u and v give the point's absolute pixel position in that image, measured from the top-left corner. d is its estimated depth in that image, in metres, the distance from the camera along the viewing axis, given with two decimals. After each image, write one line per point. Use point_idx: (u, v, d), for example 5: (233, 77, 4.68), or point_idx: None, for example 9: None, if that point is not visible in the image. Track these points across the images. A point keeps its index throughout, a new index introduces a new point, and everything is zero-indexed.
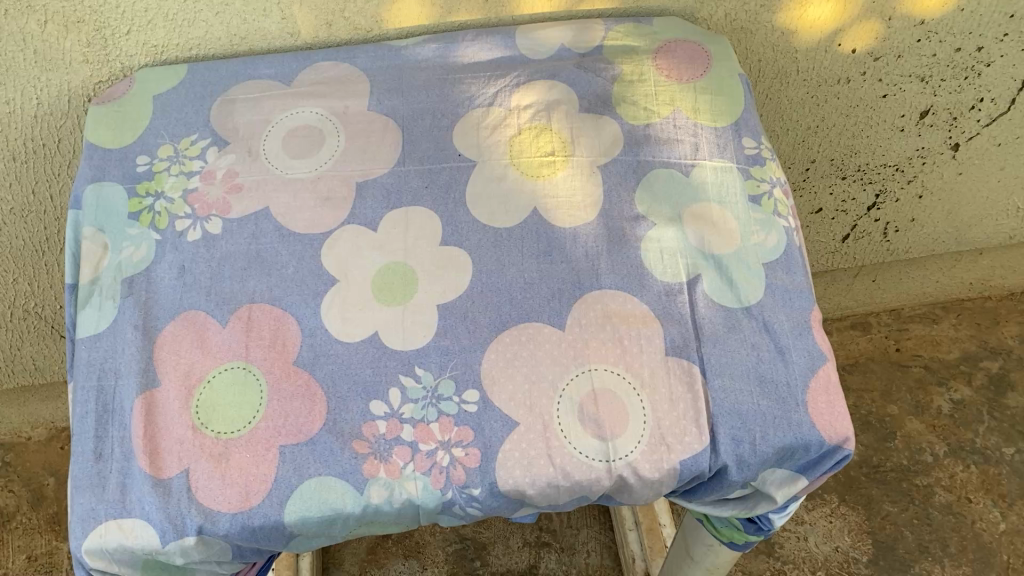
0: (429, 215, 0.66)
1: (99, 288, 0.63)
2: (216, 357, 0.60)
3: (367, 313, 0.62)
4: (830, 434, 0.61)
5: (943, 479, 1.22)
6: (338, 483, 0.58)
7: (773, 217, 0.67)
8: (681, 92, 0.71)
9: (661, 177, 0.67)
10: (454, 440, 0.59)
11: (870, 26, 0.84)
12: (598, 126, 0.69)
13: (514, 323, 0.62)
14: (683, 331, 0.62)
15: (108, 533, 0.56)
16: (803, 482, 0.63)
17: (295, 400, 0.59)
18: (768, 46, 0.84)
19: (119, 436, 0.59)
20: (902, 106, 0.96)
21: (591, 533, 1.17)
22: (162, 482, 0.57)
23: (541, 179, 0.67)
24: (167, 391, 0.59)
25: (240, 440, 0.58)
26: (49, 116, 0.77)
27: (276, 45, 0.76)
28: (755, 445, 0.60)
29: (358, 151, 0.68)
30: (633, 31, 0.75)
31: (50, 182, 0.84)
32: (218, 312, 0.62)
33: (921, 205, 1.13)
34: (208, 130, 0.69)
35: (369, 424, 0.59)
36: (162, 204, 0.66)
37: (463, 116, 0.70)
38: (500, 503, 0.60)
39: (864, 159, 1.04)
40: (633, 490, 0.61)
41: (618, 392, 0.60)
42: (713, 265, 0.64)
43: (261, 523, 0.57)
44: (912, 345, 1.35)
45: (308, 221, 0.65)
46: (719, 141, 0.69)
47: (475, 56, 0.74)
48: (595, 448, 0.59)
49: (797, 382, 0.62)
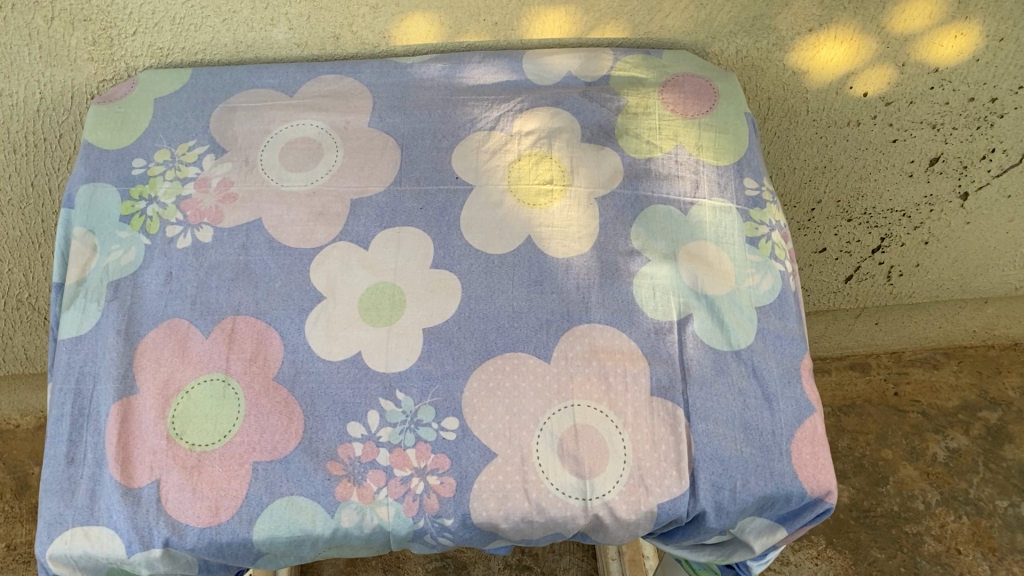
0: (421, 237, 0.65)
1: (85, 290, 0.63)
2: (197, 367, 0.60)
3: (352, 333, 0.61)
4: (812, 486, 0.60)
5: (934, 528, 1.21)
6: (309, 504, 0.57)
7: (769, 261, 0.66)
8: (686, 127, 0.70)
9: (660, 213, 0.67)
10: (430, 468, 0.58)
11: (883, 71, 0.83)
12: (599, 157, 0.69)
13: (499, 353, 0.61)
14: (671, 372, 0.61)
15: (75, 540, 0.56)
16: (782, 532, 0.62)
17: (272, 416, 0.59)
18: (779, 84, 0.83)
19: (93, 442, 0.58)
20: (912, 152, 0.95)
21: (574, 559, 1.16)
22: (132, 492, 0.57)
23: (538, 207, 0.66)
24: (145, 400, 0.59)
25: (214, 454, 0.58)
26: (52, 112, 0.77)
27: (283, 55, 0.75)
28: (735, 493, 0.59)
29: (356, 168, 0.67)
30: (641, 63, 0.74)
31: (50, 176, 0.84)
32: (201, 322, 0.61)
33: (926, 251, 1.12)
34: (207, 137, 0.68)
35: (346, 446, 0.58)
36: (155, 209, 0.65)
37: (464, 138, 0.69)
38: (472, 534, 0.59)
39: (870, 203, 1.02)
40: (608, 530, 0.60)
41: (599, 429, 0.59)
42: (706, 306, 0.64)
43: (229, 540, 0.57)
44: (911, 390, 1.33)
45: (300, 235, 0.64)
46: (720, 180, 0.68)
47: (481, 79, 0.73)
48: (573, 486, 0.59)
49: (782, 432, 0.61)
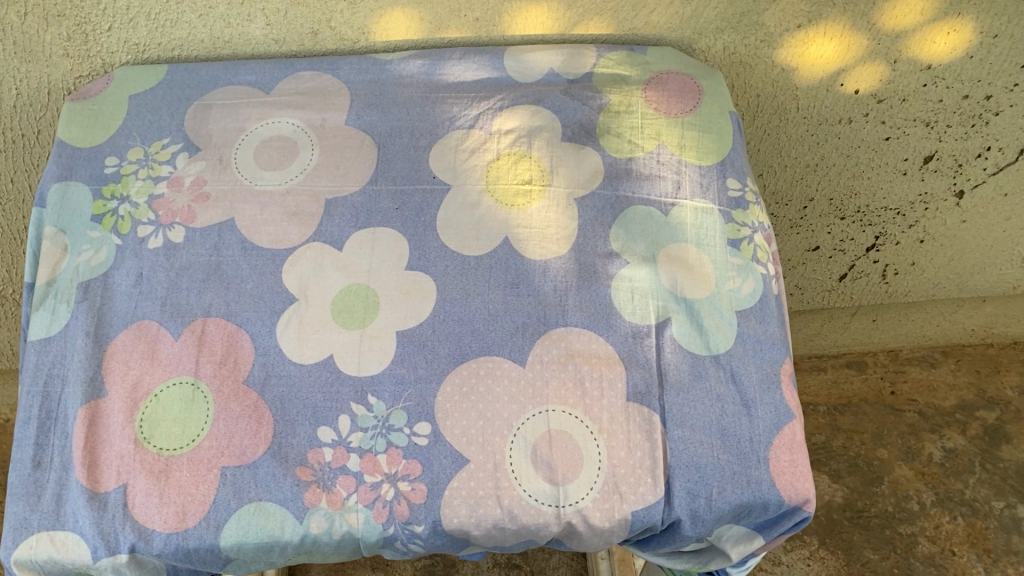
0: (397, 238, 0.64)
1: (55, 291, 0.62)
2: (166, 371, 0.59)
3: (324, 336, 0.61)
4: (790, 494, 0.59)
5: (928, 529, 1.20)
6: (278, 510, 0.56)
7: (751, 264, 0.65)
8: (669, 126, 0.69)
9: (640, 214, 0.65)
10: (401, 474, 0.58)
11: (874, 68, 0.81)
12: (579, 157, 0.67)
13: (473, 357, 0.61)
14: (647, 377, 0.60)
15: (40, 545, 0.55)
16: (760, 540, 0.61)
17: (242, 421, 0.58)
18: (768, 81, 0.82)
19: (60, 445, 0.57)
20: (906, 149, 0.93)
21: (563, 558, 1.16)
22: (98, 497, 0.56)
23: (516, 208, 0.65)
24: (113, 402, 0.58)
25: (181, 459, 0.57)
26: (28, 108, 0.76)
27: (261, 51, 0.74)
28: (710, 501, 0.58)
29: (331, 167, 0.66)
30: (625, 60, 0.73)
31: (29, 173, 0.83)
32: (171, 324, 0.60)
33: (922, 250, 1.10)
34: (181, 135, 0.67)
35: (316, 451, 0.58)
36: (126, 208, 0.64)
37: (442, 137, 0.68)
38: (444, 541, 0.59)
39: (864, 200, 1.01)
40: (582, 537, 0.59)
41: (573, 435, 0.58)
42: (685, 310, 0.62)
43: (196, 546, 0.56)
44: (907, 389, 1.32)
45: (273, 236, 0.63)
46: (703, 180, 0.67)
47: (461, 76, 0.72)
48: (546, 493, 0.58)
49: (760, 439, 0.60)
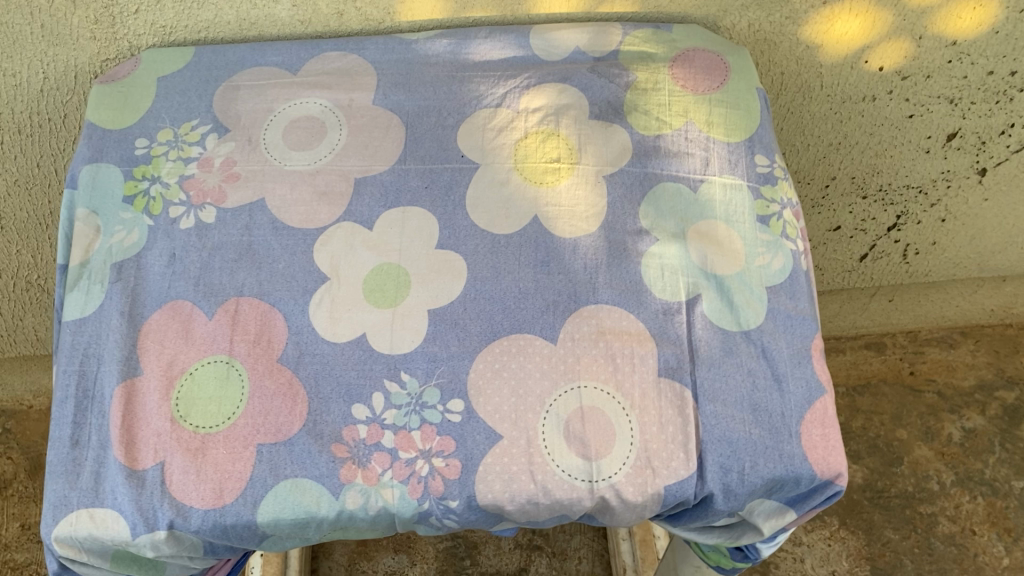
0: (426, 217, 0.64)
1: (89, 272, 0.62)
2: (200, 349, 0.59)
3: (356, 314, 0.61)
4: (822, 468, 0.59)
5: (948, 509, 1.20)
6: (313, 486, 0.57)
7: (781, 240, 0.65)
8: (696, 104, 0.69)
9: (668, 191, 0.65)
10: (435, 450, 0.58)
11: (899, 44, 0.81)
12: (607, 135, 0.67)
13: (505, 334, 0.61)
14: (679, 353, 0.60)
15: (79, 523, 0.56)
16: (792, 515, 0.61)
17: (276, 398, 0.58)
18: (792, 58, 0.82)
19: (97, 424, 0.58)
20: (929, 127, 0.92)
21: (585, 539, 1.17)
22: (136, 474, 0.56)
23: (544, 186, 0.66)
24: (149, 381, 0.58)
25: (218, 436, 0.57)
26: (55, 92, 0.76)
27: (287, 32, 0.74)
28: (743, 476, 0.58)
29: (360, 147, 0.66)
30: (651, 38, 0.73)
31: (55, 157, 0.83)
32: (205, 303, 0.61)
33: (943, 229, 1.10)
34: (210, 116, 0.67)
35: (350, 428, 0.58)
36: (158, 189, 0.64)
37: (470, 115, 0.68)
38: (477, 516, 0.59)
39: (886, 179, 1.00)
40: (615, 512, 0.60)
41: (605, 411, 0.59)
42: (715, 286, 0.62)
43: (234, 522, 0.56)
44: (926, 369, 1.32)
45: (304, 216, 0.64)
46: (731, 157, 0.67)
47: (487, 55, 0.72)
48: (579, 468, 0.58)
49: (792, 413, 0.60)
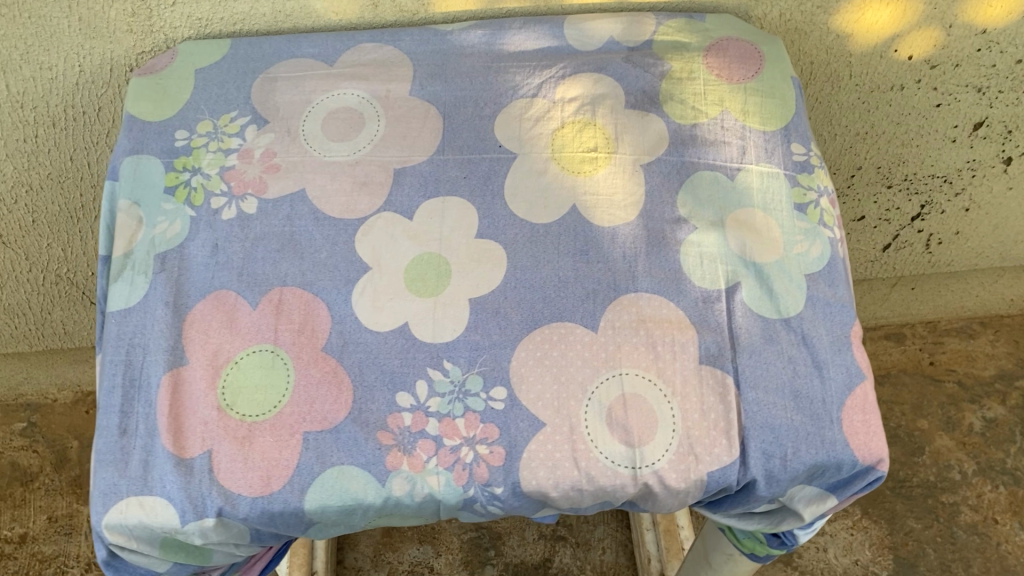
0: (466, 207, 0.65)
1: (132, 262, 0.63)
2: (245, 339, 0.60)
3: (398, 303, 0.61)
4: (864, 454, 0.59)
5: (970, 498, 1.20)
6: (360, 474, 0.57)
7: (818, 228, 0.65)
8: (731, 93, 0.69)
9: (706, 179, 0.66)
10: (479, 437, 0.58)
11: (929, 33, 0.81)
12: (644, 124, 0.68)
13: (546, 323, 0.61)
14: (720, 340, 0.61)
15: (129, 510, 0.56)
16: (832, 500, 0.62)
17: (321, 386, 0.59)
18: (823, 48, 0.82)
19: (144, 413, 0.58)
20: (956, 116, 0.93)
21: (608, 529, 1.17)
22: (185, 462, 0.57)
23: (582, 175, 0.66)
24: (195, 370, 0.59)
25: (265, 424, 0.58)
26: (91, 85, 0.77)
27: (321, 24, 0.75)
28: (785, 462, 0.59)
29: (398, 138, 0.67)
30: (684, 28, 0.73)
31: (89, 150, 0.84)
32: (249, 293, 0.61)
33: (967, 219, 1.10)
34: (249, 108, 0.68)
35: (395, 416, 0.58)
36: (199, 180, 0.65)
37: (506, 106, 0.69)
38: (521, 502, 0.59)
39: (912, 169, 1.01)
40: (658, 498, 0.60)
41: (648, 398, 0.59)
42: (754, 274, 0.63)
43: (281, 509, 0.57)
44: (946, 359, 1.32)
45: (344, 206, 0.64)
46: (768, 145, 0.67)
47: (521, 45, 0.72)
48: (622, 455, 0.58)
49: (833, 400, 0.60)
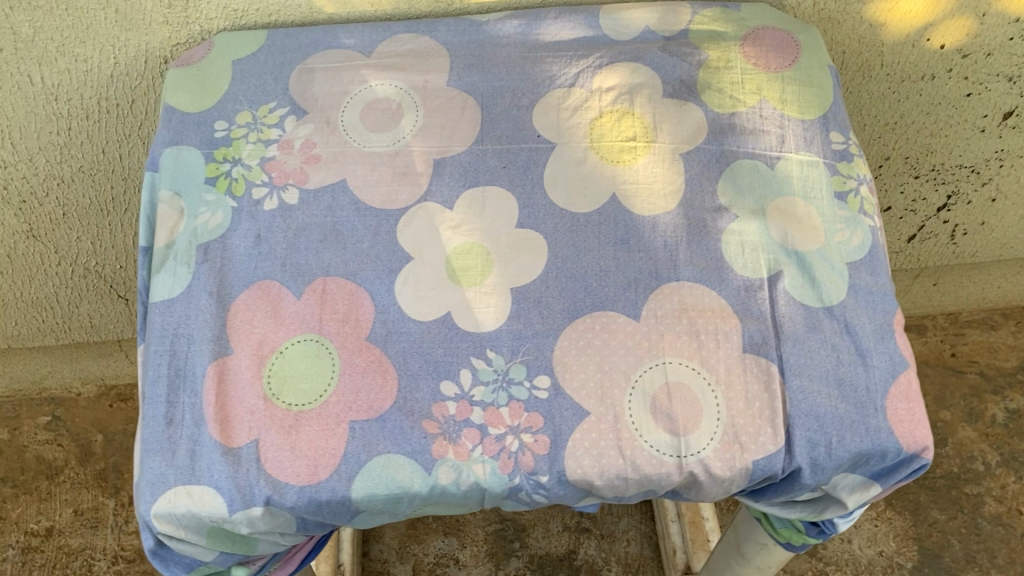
0: (505, 197, 0.65)
1: (175, 253, 0.63)
2: (290, 328, 0.60)
3: (440, 293, 0.61)
4: (908, 442, 0.59)
5: (994, 489, 1.20)
6: (407, 462, 0.57)
7: (859, 216, 0.65)
8: (769, 82, 0.69)
9: (746, 168, 0.66)
10: (524, 426, 0.58)
11: (963, 22, 0.81)
12: (682, 113, 0.68)
13: (589, 312, 0.61)
14: (763, 328, 0.61)
15: (177, 499, 0.56)
16: (876, 488, 0.62)
17: (366, 375, 0.59)
18: (855, 37, 0.82)
19: (190, 403, 0.58)
20: (986, 106, 0.92)
21: (632, 521, 1.18)
22: (232, 451, 0.57)
23: (621, 164, 0.66)
24: (240, 360, 0.59)
25: (311, 413, 0.58)
26: (125, 77, 0.77)
27: (356, 15, 0.75)
28: (830, 450, 0.59)
29: (437, 128, 0.67)
30: (720, 17, 0.73)
31: (121, 143, 0.84)
32: (292, 283, 0.61)
33: (993, 209, 1.10)
34: (287, 99, 0.68)
35: (440, 405, 0.58)
36: (240, 171, 0.65)
37: (544, 95, 0.69)
38: (566, 491, 0.59)
39: (939, 159, 1.00)
40: (702, 487, 0.60)
41: (692, 386, 0.59)
42: (796, 262, 0.63)
43: (328, 498, 0.57)
44: (968, 350, 1.32)
45: (385, 197, 0.64)
46: (807, 134, 0.67)
47: (557, 35, 0.72)
48: (667, 443, 0.58)
49: (877, 388, 0.60)
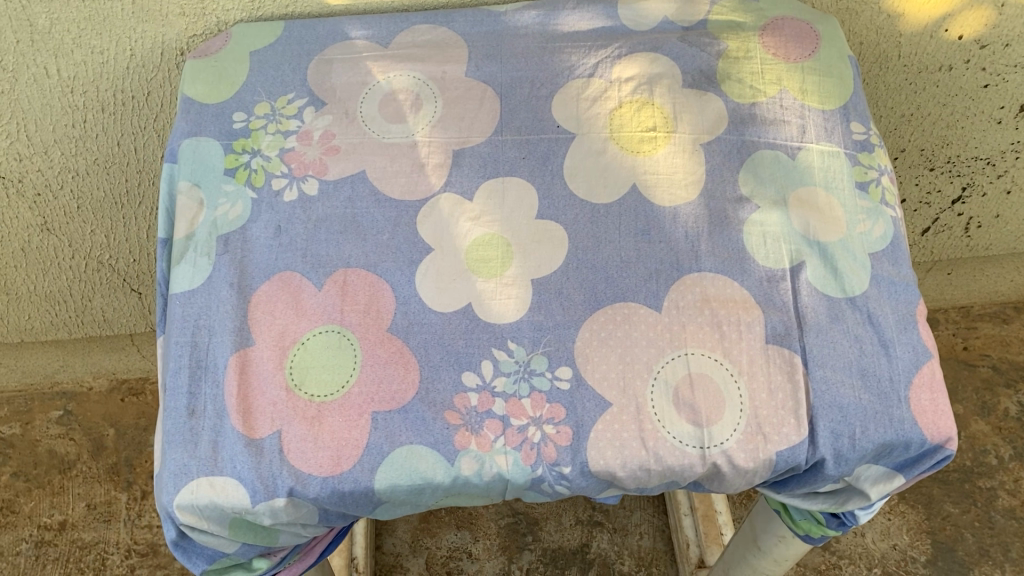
0: (525, 187, 0.65)
1: (195, 244, 0.62)
2: (311, 319, 0.60)
3: (461, 284, 0.61)
4: (932, 432, 0.59)
5: (1007, 483, 1.20)
6: (429, 453, 0.57)
7: (880, 207, 0.65)
8: (790, 72, 0.69)
9: (767, 158, 0.65)
10: (546, 417, 0.58)
11: (981, 12, 0.80)
12: (702, 103, 0.67)
13: (610, 303, 0.61)
14: (786, 319, 0.60)
15: (200, 490, 0.56)
16: (899, 480, 0.61)
17: (388, 366, 0.59)
18: (873, 28, 0.81)
19: (212, 394, 0.58)
20: (1002, 97, 0.92)
21: (645, 515, 1.17)
22: (255, 442, 0.57)
23: (641, 154, 0.66)
24: (262, 351, 0.59)
25: (333, 404, 0.58)
26: (141, 69, 0.77)
27: (372, 6, 0.74)
28: (854, 440, 0.58)
29: (456, 119, 0.67)
30: (739, 7, 0.72)
31: (136, 136, 0.84)
32: (313, 275, 0.61)
33: (1008, 201, 1.09)
34: (305, 90, 0.68)
35: (462, 396, 0.58)
36: (259, 162, 0.65)
37: (563, 86, 0.68)
38: (588, 482, 0.59)
39: (955, 151, 1.00)
40: (724, 478, 0.60)
41: (715, 377, 0.59)
42: (819, 253, 0.62)
43: (351, 489, 0.57)
44: (980, 344, 1.31)
45: (405, 188, 0.64)
46: (827, 124, 0.67)
47: (575, 26, 0.72)
48: (690, 434, 0.58)
49: (900, 378, 0.60)
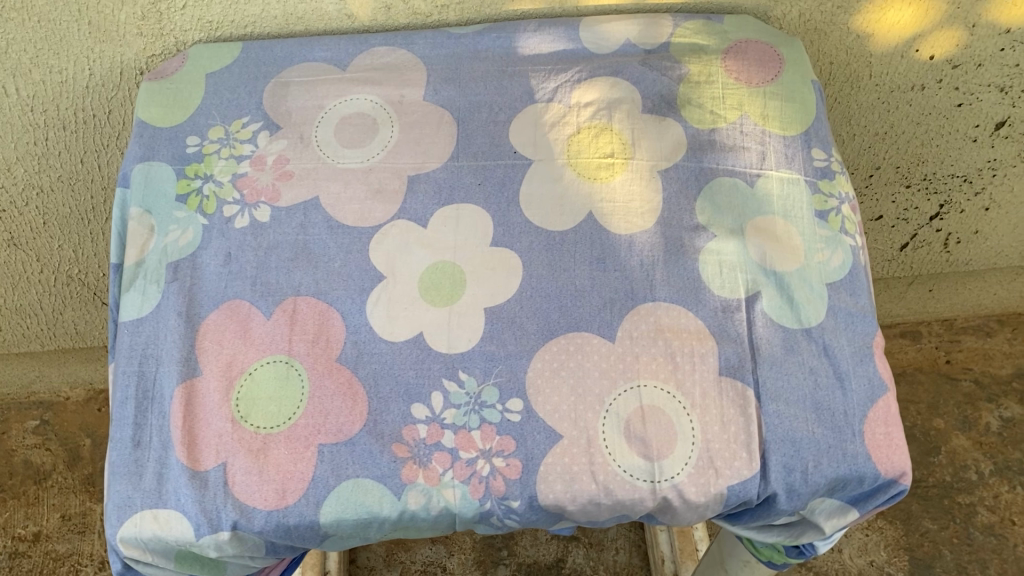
0: (480, 214, 0.64)
1: (144, 271, 0.62)
2: (259, 349, 0.59)
3: (413, 312, 0.60)
4: (886, 467, 0.58)
5: (987, 498, 1.19)
6: (376, 486, 0.57)
7: (839, 235, 0.64)
8: (751, 96, 0.68)
9: (725, 186, 0.65)
10: (496, 450, 0.58)
11: (951, 33, 0.79)
12: (661, 129, 0.67)
13: (563, 333, 0.60)
14: (739, 351, 0.60)
15: (144, 523, 0.56)
16: (854, 513, 0.61)
17: (336, 398, 0.58)
18: (842, 48, 0.80)
19: (158, 425, 0.58)
20: (977, 116, 0.91)
21: (621, 530, 1.17)
22: (199, 475, 0.56)
23: (598, 181, 0.65)
24: (209, 382, 0.58)
25: (279, 436, 0.57)
26: (100, 88, 0.76)
27: (333, 28, 0.74)
28: (806, 475, 0.58)
29: (412, 144, 0.66)
30: (702, 29, 0.72)
31: (99, 153, 0.83)
32: (263, 303, 0.60)
33: (987, 218, 1.09)
34: (261, 114, 0.67)
35: (410, 428, 0.58)
36: (211, 188, 0.64)
37: (522, 111, 0.68)
38: (538, 515, 0.59)
39: (931, 168, 0.99)
40: (676, 511, 0.59)
41: (667, 410, 0.58)
42: (775, 283, 0.62)
43: (297, 522, 0.56)
44: (963, 358, 1.30)
45: (358, 214, 0.63)
46: (788, 150, 0.66)
47: (536, 48, 0.71)
48: (640, 468, 0.58)
49: (855, 412, 0.59)
